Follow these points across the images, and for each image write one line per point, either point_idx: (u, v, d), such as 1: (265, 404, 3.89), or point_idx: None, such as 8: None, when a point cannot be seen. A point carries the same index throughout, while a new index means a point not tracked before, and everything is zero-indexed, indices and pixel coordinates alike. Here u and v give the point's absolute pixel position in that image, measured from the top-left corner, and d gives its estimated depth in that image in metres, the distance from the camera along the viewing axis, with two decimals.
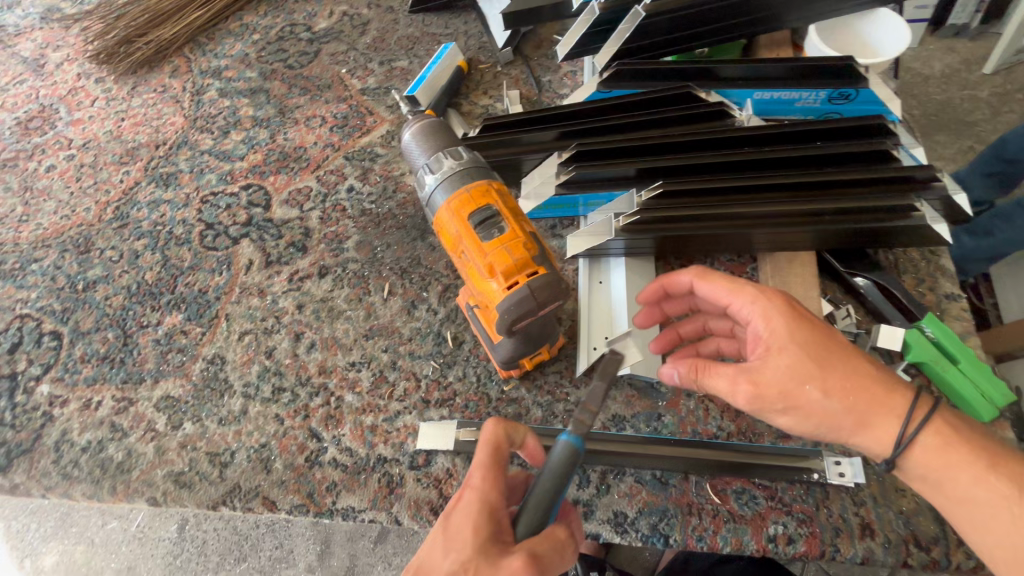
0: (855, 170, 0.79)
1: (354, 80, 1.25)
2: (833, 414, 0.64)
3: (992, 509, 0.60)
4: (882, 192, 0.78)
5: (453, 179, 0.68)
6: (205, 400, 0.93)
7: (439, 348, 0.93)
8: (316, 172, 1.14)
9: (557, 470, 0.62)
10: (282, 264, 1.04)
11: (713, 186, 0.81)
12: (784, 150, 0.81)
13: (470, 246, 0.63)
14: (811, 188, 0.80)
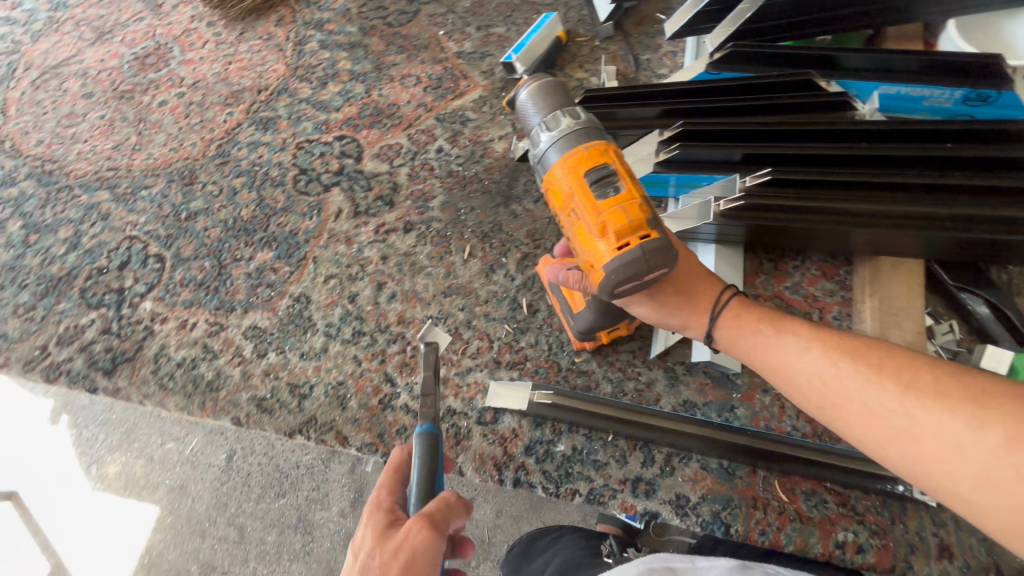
0: (989, 176, 0.74)
1: (451, 43, 1.26)
2: (666, 292, 0.72)
3: (765, 348, 0.69)
4: (1015, 202, 0.73)
5: (568, 138, 0.67)
6: (289, 334, 0.98)
7: (514, 313, 0.95)
8: (408, 130, 1.16)
9: (422, 451, 0.71)
10: (369, 216, 1.07)
11: (825, 179, 0.78)
12: (909, 148, 0.76)
13: (582, 203, 0.63)
14: (933, 192, 0.76)
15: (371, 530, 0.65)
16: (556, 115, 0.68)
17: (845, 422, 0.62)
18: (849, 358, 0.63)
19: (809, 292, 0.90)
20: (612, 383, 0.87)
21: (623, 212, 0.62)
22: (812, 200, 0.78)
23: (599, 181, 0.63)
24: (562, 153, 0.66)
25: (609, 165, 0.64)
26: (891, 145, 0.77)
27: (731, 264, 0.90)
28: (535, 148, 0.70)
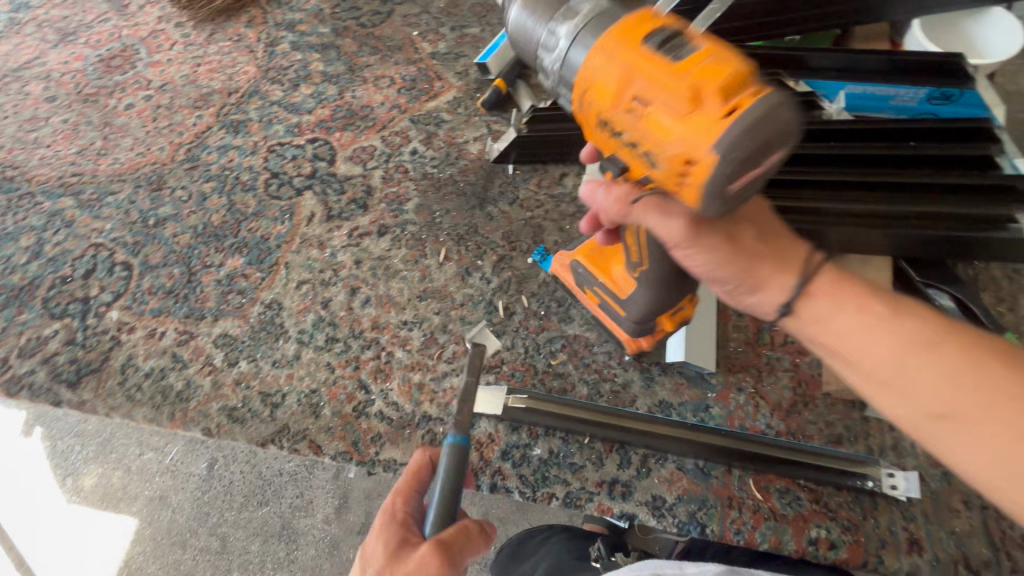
0: (950, 174, 0.76)
1: (425, 43, 1.25)
2: (740, 245, 0.58)
3: (870, 330, 0.57)
4: (977, 201, 0.75)
5: (598, 24, 0.54)
6: (261, 341, 0.96)
7: (490, 316, 0.94)
8: (381, 132, 1.15)
9: (446, 469, 0.70)
10: (343, 219, 1.06)
11: (795, 176, 0.79)
12: (874, 147, 0.80)
13: (648, 78, 0.48)
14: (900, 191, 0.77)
15: (383, 542, 0.65)
16: (568, 6, 0.56)
17: (964, 435, 0.53)
18: (998, 368, 0.53)
19: None
20: (588, 385, 0.87)
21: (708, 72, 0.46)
22: (783, 197, 0.79)
23: (663, 43, 0.49)
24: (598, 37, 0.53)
25: (663, 31, 0.50)
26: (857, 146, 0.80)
27: None
28: (557, 57, 0.57)
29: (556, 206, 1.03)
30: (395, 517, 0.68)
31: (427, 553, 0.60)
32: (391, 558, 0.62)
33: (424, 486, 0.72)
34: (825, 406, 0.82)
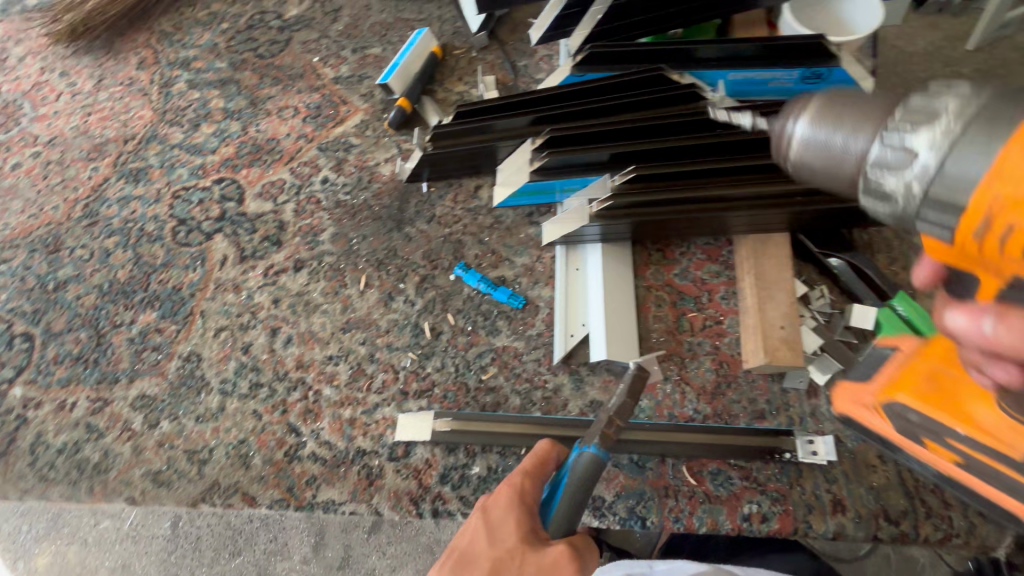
0: None
1: (327, 69, 1.23)
2: None
3: None
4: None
5: (983, 121, 0.40)
6: (182, 397, 0.92)
7: (417, 338, 0.93)
8: (290, 164, 1.12)
9: (578, 474, 0.69)
10: (257, 259, 1.03)
11: (683, 170, 0.81)
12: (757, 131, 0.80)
13: None
14: (782, 172, 0.80)
15: (512, 524, 0.71)
16: (908, 108, 0.44)
17: None
18: None
19: (697, 276, 0.93)
20: (521, 395, 0.87)
21: None
22: (674, 193, 0.82)
23: None
24: (991, 149, 0.39)
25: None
26: (740, 130, 0.81)
27: (619, 260, 0.92)
28: (911, 178, 0.43)
29: (473, 218, 1.02)
30: (522, 499, 0.73)
31: (563, 557, 0.68)
32: (519, 545, 0.70)
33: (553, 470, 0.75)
34: (747, 383, 0.84)
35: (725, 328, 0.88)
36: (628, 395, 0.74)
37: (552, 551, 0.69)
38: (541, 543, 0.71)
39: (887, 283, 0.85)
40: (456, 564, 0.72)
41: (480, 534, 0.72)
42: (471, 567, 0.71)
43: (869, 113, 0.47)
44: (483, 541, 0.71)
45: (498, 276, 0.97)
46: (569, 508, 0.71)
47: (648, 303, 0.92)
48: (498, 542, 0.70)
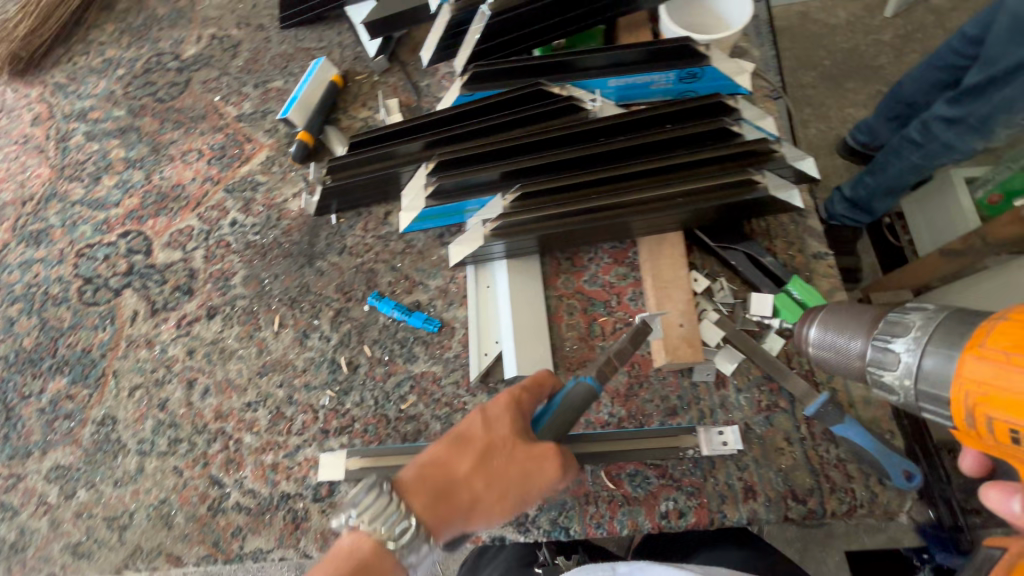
0: (703, 151, 0.79)
1: (229, 107, 1.21)
2: None
3: None
4: (731, 172, 0.78)
5: (947, 330, 0.51)
6: (99, 463, 0.90)
7: (335, 375, 0.92)
8: (197, 209, 1.10)
9: (576, 396, 0.72)
10: (168, 310, 1.01)
11: (568, 183, 0.81)
12: (636, 137, 0.80)
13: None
14: (664, 174, 0.79)
15: (507, 420, 0.70)
16: (891, 321, 0.56)
17: None
18: None
19: (605, 280, 0.94)
20: (441, 420, 0.87)
21: None
22: (562, 207, 0.81)
23: None
24: (956, 348, 0.49)
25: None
26: (619, 138, 0.81)
27: (527, 274, 0.93)
28: (903, 371, 0.53)
29: (384, 246, 1.02)
30: (520, 405, 0.71)
31: (552, 453, 0.67)
32: (513, 438, 0.68)
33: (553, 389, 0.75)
34: (658, 381, 0.86)
35: None
36: (628, 341, 0.77)
37: (542, 447, 0.67)
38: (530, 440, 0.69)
39: (780, 270, 0.89)
40: (445, 447, 0.69)
41: (472, 426, 0.70)
42: (457, 452, 0.68)
43: (867, 316, 0.59)
44: (476, 431, 0.69)
45: (413, 301, 0.97)
46: (565, 422, 0.72)
47: (560, 312, 0.93)
48: (491, 434, 0.69)
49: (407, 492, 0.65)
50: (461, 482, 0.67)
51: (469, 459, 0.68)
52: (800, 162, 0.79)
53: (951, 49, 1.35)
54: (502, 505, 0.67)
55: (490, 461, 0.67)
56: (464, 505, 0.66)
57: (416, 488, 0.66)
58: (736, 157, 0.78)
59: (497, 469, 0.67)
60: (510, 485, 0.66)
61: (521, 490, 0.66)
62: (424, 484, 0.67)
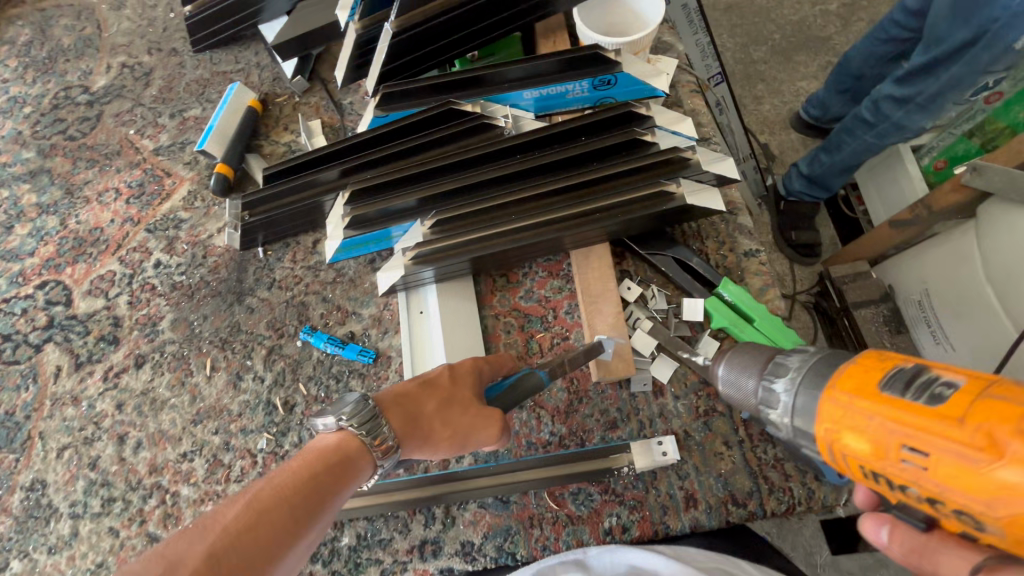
0: (618, 163, 0.79)
1: (145, 140, 1.15)
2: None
3: None
4: (647, 182, 0.78)
5: (816, 372, 0.50)
6: (30, 531, 0.86)
7: (271, 417, 0.90)
8: (117, 253, 1.05)
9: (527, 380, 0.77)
10: (94, 362, 0.97)
11: (488, 205, 0.80)
12: (551, 154, 0.80)
13: (869, 421, 0.44)
14: (582, 189, 0.80)
15: (471, 382, 0.76)
16: (776, 361, 0.54)
17: None
18: None
19: (541, 295, 0.93)
20: None
21: (993, 414, 0.38)
22: (483, 230, 0.80)
23: (919, 385, 0.43)
24: (821, 388, 0.49)
25: (900, 367, 0.45)
26: (536, 154, 0.81)
27: (459, 297, 0.91)
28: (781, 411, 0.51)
29: (314, 276, 0.99)
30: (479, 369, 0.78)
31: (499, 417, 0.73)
32: (472, 396, 0.75)
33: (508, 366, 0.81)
34: (597, 395, 0.85)
35: (572, 343, 0.89)
36: (582, 352, 0.78)
37: (493, 408, 0.73)
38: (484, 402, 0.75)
39: (710, 272, 0.89)
40: (415, 384, 0.75)
41: (442, 375, 0.76)
42: (425, 391, 0.74)
43: (758, 357, 0.58)
44: (443, 379, 0.75)
45: (347, 332, 0.94)
46: (515, 399, 0.75)
47: (497, 331, 0.92)
48: (456, 387, 0.75)
49: (383, 407, 0.71)
50: (424, 416, 0.72)
51: (435, 399, 0.73)
52: (716, 165, 0.80)
53: (895, 22, 1.35)
54: (448, 447, 0.73)
55: (451, 407, 0.73)
56: (420, 437, 0.71)
57: (387, 408, 0.71)
58: (651, 167, 0.78)
59: (455, 416, 0.72)
60: (460, 433, 0.72)
61: (460, 440, 0.72)
62: (394, 407, 0.71)
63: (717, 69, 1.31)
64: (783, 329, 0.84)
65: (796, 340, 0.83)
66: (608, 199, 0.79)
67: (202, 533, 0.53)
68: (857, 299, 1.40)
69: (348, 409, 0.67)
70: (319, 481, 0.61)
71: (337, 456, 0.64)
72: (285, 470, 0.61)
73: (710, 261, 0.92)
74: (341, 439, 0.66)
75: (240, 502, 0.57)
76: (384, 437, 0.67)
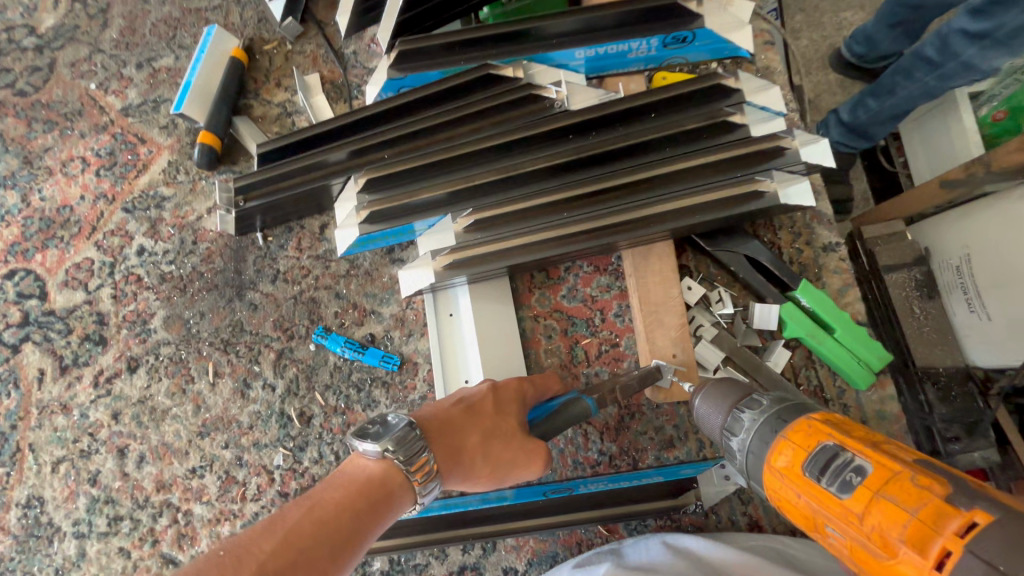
0: (693, 152, 0.67)
1: (110, 97, 0.97)
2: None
3: None
4: (725, 176, 0.67)
5: (764, 438, 0.52)
6: (33, 551, 0.80)
7: (286, 430, 0.81)
8: (93, 237, 0.91)
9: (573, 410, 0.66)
10: (81, 366, 0.86)
11: (532, 202, 0.68)
12: (611, 141, 0.67)
13: (793, 497, 0.47)
14: (646, 184, 0.67)
15: (516, 410, 0.65)
16: (734, 414, 0.56)
17: None
18: None
19: (586, 294, 0.81)
20: None
21: (882, 514, 0.40)
22: (528, 232, 0.69)
23: (831, 471, 0.44)
24: (764, 456, 0.51)
25: (821, 446, 0.46)
26: (592, 137, 0.68)
27: (492, 302, 0.78)
28: (739, 464, 0.55)
29: (324, 268, 0.86)
30: (522, 391, 0.67)
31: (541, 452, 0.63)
32: (518, 426, 0.64)
33: (556, 388, 0.70)
34: (651, 410, 0.77)
35: (623, 350, 0.78)
36: (636, 380, 0.68)
37: (537, 443, 0.63)
38: (530, 435, 0.64)
39: (786, 272, 0.74)
40: (458, 409, 0.63)
41: (486, 397, 0.65)
42: (468, 417, 0.63)
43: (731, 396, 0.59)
44: (487, 405, 0.64)
45: (366, 334, 0.83)
46: (563, 425, 0.65)
47: (537, 336, 0.80)
48: (501, 416, 0.64)
49: (426, 433, 0.60)
50: (466, 450, 0.61)
51: (478, 429, 0.62)
52: (814, 150, 0.66)
53: None
54: (487, 481, 0.62)
55: (495, 439, 0.62)
56: (461, 472, 0.61)
57: (427, 433, 0.60)
58: (732, 158, 0.66)
59: (499, 450, 0.62)
60: (501, 469, 0.62)
61: (495, 477, 0.62)
62: (434, 434, 0.61)
63: (779, 4, 1.10)
64: (868, 343, 0.73)
65: (884, 356, 0.73)
66: (675, 196, 0.67)
67: (234, 565, 0.43)
68: (890, 261, 0.93)
69: (393, 435, 0.55)
70: (363, 516, 0.50)
71: (381, 484, 0.53)
72: (324, 496, 0.51)
73: (783, 256, 0.80)
74: (384, 467, 0.54)
75: (276, 531, 0.46)
76: (426, 462, 0.56)
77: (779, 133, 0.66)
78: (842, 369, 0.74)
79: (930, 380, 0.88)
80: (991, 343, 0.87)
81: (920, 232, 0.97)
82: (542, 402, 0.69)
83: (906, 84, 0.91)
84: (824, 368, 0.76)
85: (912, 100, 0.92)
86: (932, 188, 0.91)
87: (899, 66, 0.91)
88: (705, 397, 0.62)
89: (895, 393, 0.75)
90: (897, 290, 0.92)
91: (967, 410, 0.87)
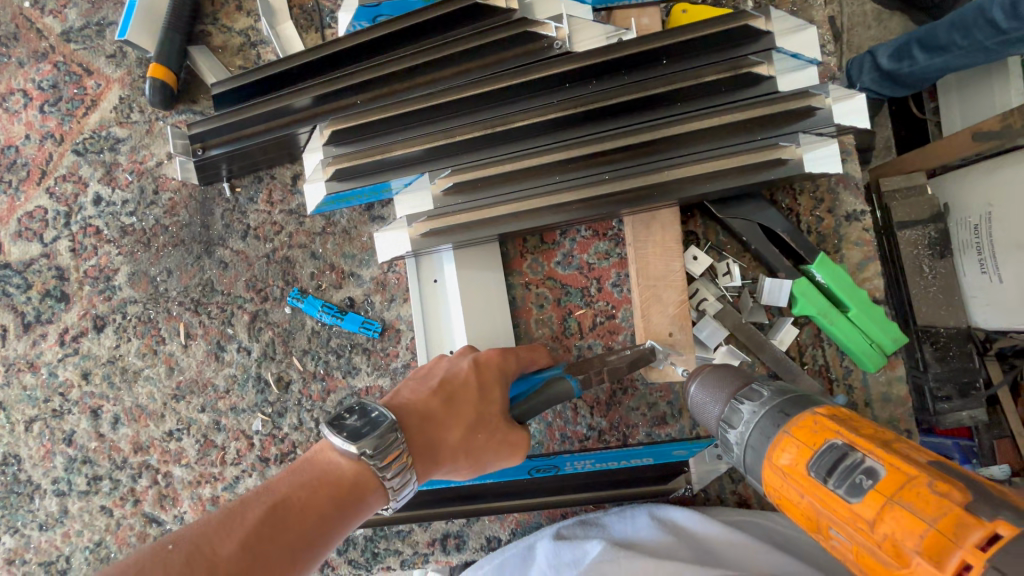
0: (710, 110, 0.58)
1: (48, 19, 0.84)
2: None
3: None
4: (745, 139, 0.59)
5: (764, 432, 0.47)
6: (15, 507, 0.80)
7: (264, 396, 0.78)
8: (44, 182, 0.83)
9: (548, 395, 0.60)
10: (45, 323, 0.81)
11: (516, 164, 0.61)
12: (614, 92, 0.58)
13: (794, 498, 0.43)
14: (653, 146, 0.60)
15: (500, 399, 0.59)
16: (732, 405, 0.51)
17: None
18: None
19: (583, 261, 0.74)
20: None
21: (897, 522, 0.36)
22: (513, 198, 0.62)
23: (841, 472, 0.40)
24: (764, 453, 0.46)
25: (828, 444, 0.42)
26: (593, 87, 0.59)
27: (480, 271, 0.72)
28: (735, 458, 0.50)
29: (298, 224, 0.79)
30: (503, 374, 0.61)
31: (523, 439, 0.59)
32: (502, 416, 0.59)
33: (544, 363, 0.65)
34: (644, 387, 0.73)
35: (619, 323, 0.73)
36: (627, 363, 0.62)
37: (521, 433, 0.59)
38: (514, 421, 0.60)
39: (803, 244, 0.66)
40: (440, 403, 0.58)
41: (468, 380, 0.59)
42: (449, 411, 0.57)
43: (730, 385, 0.53)
44: (471, 391, 0.59)
45: (345, 298, 0.78)
46: (545, 404, 0.61)
47: (528, 305, 0.75)
48: (484, 404, 0.58)
49: (402, 423, 0.54)
50: (446, 446, 0.56)
51: (460, 424, 0.57)
52: (850, 108, 0.57)
53: None
54: (465, 473, 0.59)
55: (479, 433, 0.57)
56: (442, 468, 0.56)
57: (406, 432, 0.54)
58: (755, 119, 0.58)
59: (482, 443, 0.57)
60: (482, 462, 0.58)
61: (472, 463, 0.57)
62: (411, 430, 0.55)
63: None
64: (883, 323, 0.67)
65: (899, 338, 0.67)
66: (683, 162, 0.60)
67: (183, 567, 0.40)
68: (905, 217, 0.83)
69: (373, 436, 0.50)
70: (327, 521, 0.47)
71: (352, 489, 0.49)
72: (290, 494, 0.47)
73: (800, 224, 0.72)
74: (357, 468, 0.50)
75: (233, 534, 0.43)
76: (403, 469, 0.51)
77: (811, 89, 0.57)
78: (853, 349, 0.68)
79: (927, 339, 0.82)
80: (999, 307, 0.80)
81: (942, 186, 0.86)
82: (527, 375, 0.64)
83: (962, 44, 0.79)
84: (832, 347, 0.72)
85: (964, 59, 0.81)
86: (961, 139, 0.83)
87: (958, 18, 0.77)
88: (702, 386, 0.56)
89: (905, 374, 0.72)
90: (907, 247, 0.82)
91: (962, 370, 0.81)
